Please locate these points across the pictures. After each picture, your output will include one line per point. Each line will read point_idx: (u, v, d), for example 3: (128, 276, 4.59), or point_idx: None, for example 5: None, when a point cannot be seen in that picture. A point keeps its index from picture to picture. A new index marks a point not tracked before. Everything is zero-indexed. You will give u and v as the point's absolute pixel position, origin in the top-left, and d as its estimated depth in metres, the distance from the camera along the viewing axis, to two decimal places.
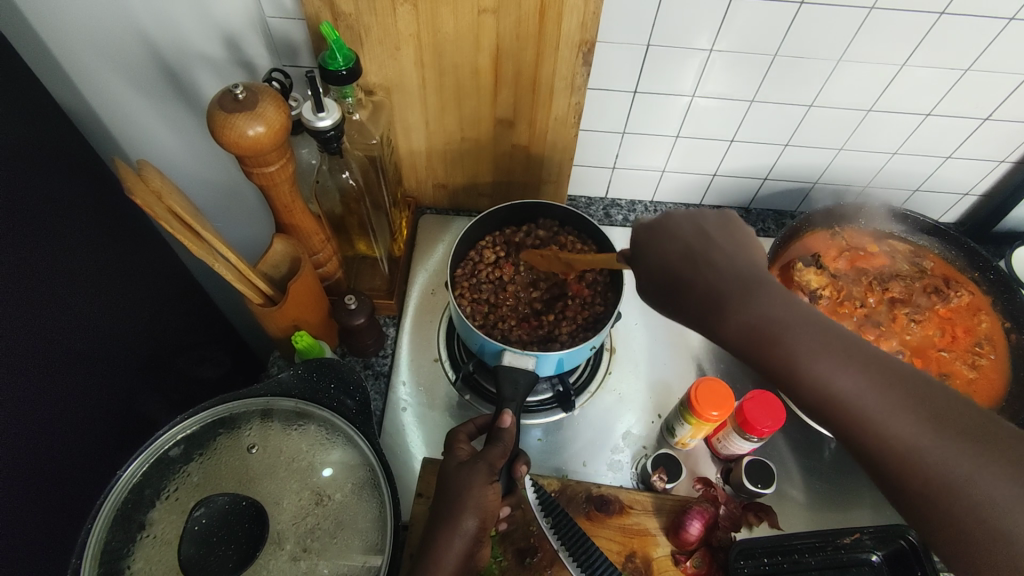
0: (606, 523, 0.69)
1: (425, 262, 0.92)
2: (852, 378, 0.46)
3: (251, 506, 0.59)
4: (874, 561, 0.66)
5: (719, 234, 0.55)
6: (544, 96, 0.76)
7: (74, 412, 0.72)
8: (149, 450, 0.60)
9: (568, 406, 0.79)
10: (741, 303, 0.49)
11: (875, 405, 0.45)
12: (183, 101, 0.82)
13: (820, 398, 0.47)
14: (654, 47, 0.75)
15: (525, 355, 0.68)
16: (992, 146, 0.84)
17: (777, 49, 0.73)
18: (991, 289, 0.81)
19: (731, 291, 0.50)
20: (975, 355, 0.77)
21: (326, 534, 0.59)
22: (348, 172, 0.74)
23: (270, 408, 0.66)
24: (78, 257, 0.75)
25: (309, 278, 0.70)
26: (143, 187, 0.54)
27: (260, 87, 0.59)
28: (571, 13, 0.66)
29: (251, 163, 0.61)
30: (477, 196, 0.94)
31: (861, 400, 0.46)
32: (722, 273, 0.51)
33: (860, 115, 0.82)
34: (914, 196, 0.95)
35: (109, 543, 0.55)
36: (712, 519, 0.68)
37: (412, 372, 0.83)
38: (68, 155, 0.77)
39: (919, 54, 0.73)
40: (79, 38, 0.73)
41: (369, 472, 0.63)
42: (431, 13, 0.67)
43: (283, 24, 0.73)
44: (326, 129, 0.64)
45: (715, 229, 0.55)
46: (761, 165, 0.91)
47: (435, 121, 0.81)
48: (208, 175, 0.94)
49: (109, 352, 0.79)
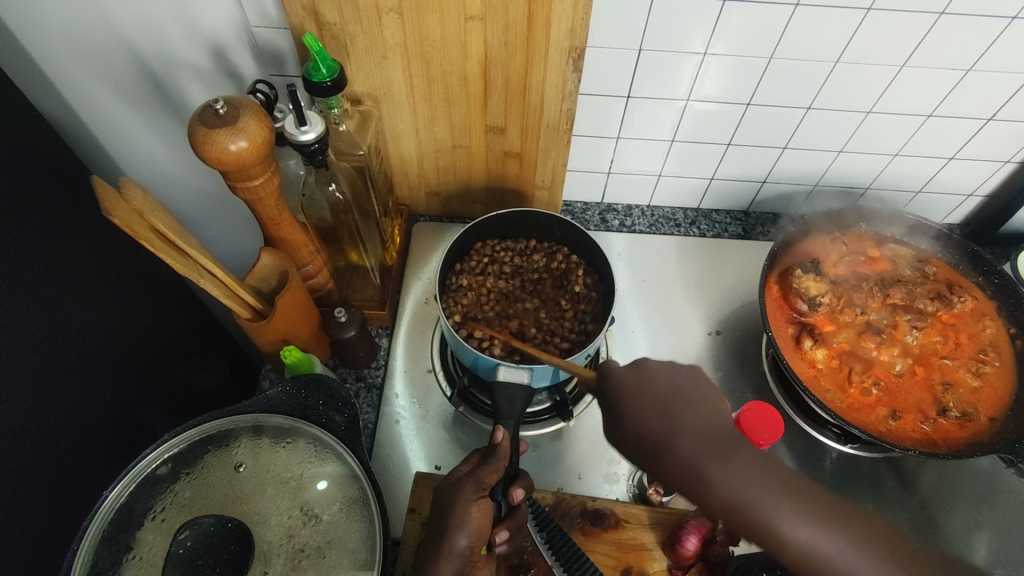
0: (602, 537, 0.68)
1: (419, 271, 0.91)
2: (807, 526, 0.47)
3: (237, 526, 0.59)
4: None
5: (686, 409, 0.53)
6: (535, 103, 0.75)
7: (66, 427, 0.71)
8: (136, 469, 0.59)
9: (565, 414, 0.77)
10: (721, 468, 0.49)
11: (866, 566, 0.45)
12: (171, 112, 0.81)
13: (797, 555, 0.46)
14: (647, 52, 0.73)
15: (519, 368, 0.68)
16: (997, 147, 0.82)
17: (773, 52, 0.72)
18: (996, 294, 0.79)
19: (706, 458, 0.50)
20: (979, 362, 0.75)
21: (314, 553, 0.58)
22: (336, 185, 0.73)
23: (259, 424, 0.65)
24: (70, 272, 0.75)
25: (297, 292, 0.69)
26: (123, 206, 0.53)
27: (241, 101, 0.58)
28: (560, 19, 0.64)
29: (235, 178, 0.60)
30: (472, 204, 0.93)
31: (841, 557, 0.45)
32: (676, 443, 0.51)
33: (860, 117, 0.80)
34: (917, 198, 0.93)
35: (95, 565, 0.54)
36: (710, 533, 0.67)
37: (405, 384, 0.82)
38: (58, 167, 0.76)
39: (919, 55, 0.71)
40: (66, 52, 0.72)
41: (359, 490, 0.62)
42: (417, 20, 0.65)
43: (268, 34, 0.72)
44: (310, 142, 0.63)
45: (683, 403, 0.54)
46: (761, 168, 0.90)
47: (425, 129, 0.79)
48: (198, 185, 0.93)
49: (101, 365, 0.79)
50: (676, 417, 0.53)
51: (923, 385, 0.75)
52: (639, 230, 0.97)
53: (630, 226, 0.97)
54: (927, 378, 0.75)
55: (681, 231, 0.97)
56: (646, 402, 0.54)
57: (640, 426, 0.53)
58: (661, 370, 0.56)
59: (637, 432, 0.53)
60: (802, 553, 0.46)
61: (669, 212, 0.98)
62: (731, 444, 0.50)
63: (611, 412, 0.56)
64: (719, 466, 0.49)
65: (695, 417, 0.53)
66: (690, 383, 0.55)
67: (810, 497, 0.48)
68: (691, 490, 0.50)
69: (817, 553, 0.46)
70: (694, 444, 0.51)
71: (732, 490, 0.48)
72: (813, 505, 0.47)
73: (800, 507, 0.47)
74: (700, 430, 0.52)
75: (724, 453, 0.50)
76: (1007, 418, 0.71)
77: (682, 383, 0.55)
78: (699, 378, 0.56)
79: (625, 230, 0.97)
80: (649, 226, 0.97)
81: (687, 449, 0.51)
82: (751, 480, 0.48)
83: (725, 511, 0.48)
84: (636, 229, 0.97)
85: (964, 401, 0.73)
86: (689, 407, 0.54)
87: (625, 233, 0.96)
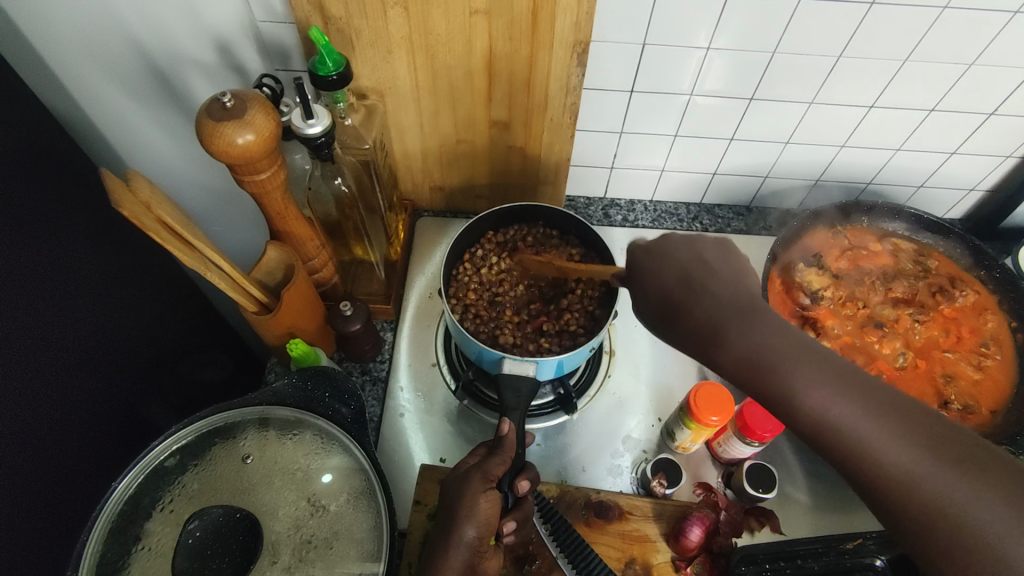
0: (606, 529, 0.69)
1: (423, 265, 0.92)
2: (825, 392, 0.47)
3: (245, 517, 0.59)
4: (879, 565, 0.64)
5: (718, 264, 0.56)
6: (539, 97, 0.75)
7: (73, 421, 0.72)
8: (144, 461, 0.60)
9: (570, 408, 0.78)
10: (740, 332, 0.51)
11: (878, 436, 0.44)
12: (176, 107, 0.82)
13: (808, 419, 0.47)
14: (651, 47, 0.73)
15: (525, 361, 0.68)
16: (998, 141, 0.83)
17: (776, 46, 0.72)
18: (997, 288, 0.80)
19: (723, 321, 0.52)
20: (980, 355, 0.76)
21: (322, 544, 0.58)
22: (341, 179, 0.73)
23: (266, 416, 0.66)
24: (77, 267, 0.75)
25: (303, 285, 0.70)
26: (132, 199, 0.53)
27: (249, 94, 0.58)
28: (564, 14, 0.65)
29: (242, 171, 0.61)
30: (475, 198, 0.93)
31: (857, 428, 0.45)
32: (703, 306, 0.53)
33: (863, 112, 0.80)
34: (919, 192, 0.93)
35: (105, 556, 0.55)
36: (713, 525, 0.67)
37: (410, 378, 0.82)
38: (65, 162, 0.77)
39: (921, 49, 0.71)
40: (72, 48, 0.72)
41: (365, 481, 0.63)
42: (423, 14, 0.65)
43: (273, 28, 0.73)
44: (316, 136, 0.64)
45: (714, 258, 0.56)
46: (763, 163, 0.90)
47: (429, 123, 0.80)
48: (202, 180, 0.94)
49: (108, 359, 0.79)
50: (695, 283, 0.54)
51: (924, 377, 0.76)
52: (642, 225, 0.97)
53: (633, 221, 0.97)
54: (928, 370, 0.76)
55: (683, 226, 0.97)
56: (663, 273, 0.57)
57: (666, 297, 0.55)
58: (685, 245, 0.58)
59: (657, 288, 0.56)
60: (818, 420, 0.47)
61: (671, 207, 0.99)
62: (749, 314, 0.51)
63: (634, 279, 0.59)
64: (745, 337, 0.50)
65: (719, 286, 0.54)
66: (731, 261, 0.56)
67: (829, 360, 0.48)
68: (751, 386, 0.50)
69: (832, 420, 0.46)
70: (718, 306, 0.52)
71: (744, 349, 0.50)
72: (835, 375, 0.47)
73: (824, 379, 0.47)
74: (724, 305, 0.53)
75: (741, 319, 0.51)
76: (1008, 410, 0.72)
77: (705, 252, 0.57)
78: (720, 249, 0.57)
79: (628, 225, 0.97)
80: (652, 221, 0.97)
81: (705, 314, 0.52)
82: (771, 343, 0.49)
83: (737, 368, 0.50)
84: (639, 224, 0.97)
85: (965, 393, 0.74)
86: (713, 276, 0.55)
87: (628, 228, 0.97)
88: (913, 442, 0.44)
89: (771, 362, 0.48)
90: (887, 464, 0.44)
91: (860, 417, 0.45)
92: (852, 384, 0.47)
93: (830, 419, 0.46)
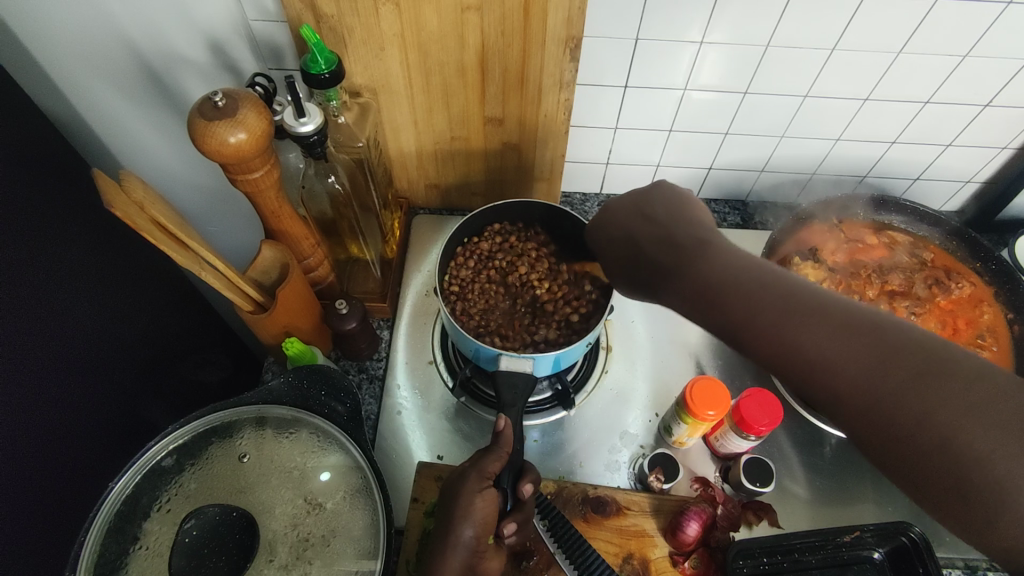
0: (604, 524, 0.69)
1: (419, 263, 0.92)
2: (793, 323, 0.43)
3: (242, 516, 0.59)
4: (875, 558, 0.65)
5: (659, 211, 0.54)
6: (533, 93, 0.75)
7: (70, 422, 0.72)
8: (142, 460, 0.60)
9: (567, 404, 0.78)
10: (711, 267, 0.48)
11: (842, 356, 0.41)
12: (170, 107, 0.82)
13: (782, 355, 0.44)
14: (644, 41, 0.73)
15: (522, 358, 0.68)
16: (994, 133, 0.82)
17: (769, 40, 0.72)
18: (993, 280, 0.80)
19: (662, 259, 0.52)
20: (977, 348, 0.76)
21: (319, 542, 0.59)
22: (335, 176, 0.74)
23: (263, 415, 0.66)
24: (73, 269, 0.75)
25: (298, 284, 0.70)
26: (124, 199, 0.53)
27: (240, 93, 0.58)
28: (557, 9, 0.65)
29: (235, 170, 0.61)
30: (471, 196, 0.93)
31: (849, 372, 0.41)
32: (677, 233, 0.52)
33: (857, 106, 0.80)
34: (914, 185, 0.93)
35: (102, 555, 0.55)
36: (711, 520, 0.67)
37: (407, 375, 0.82)
38: (59, 163, 0.77)
39: (915, 41, 0.71)
40: (64, 49, 0.72)
41: (362, 479, 0.63)
42: (414, 11, 0.65)
43: (266, 28, 0.72)
44: (309, 134, 0.64)
45: (659, 206, 0.55)
46: (758, 157, 0.90)
47: (424, 121, 0.79)
48: (197, 180, 0.94)
49: (105, 361, 0.79)
50: (635, 232, 0.55)
51: None
52: None
53: None
54: None
55: None
56: (615, 222, 0.57)
57: (625, 232, 0.56)
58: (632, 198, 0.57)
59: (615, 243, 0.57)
60: (800, 356, 0.43)
61: None
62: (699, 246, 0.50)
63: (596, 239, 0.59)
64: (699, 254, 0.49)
65: (663, 231, 0.53)
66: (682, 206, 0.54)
67: (839, 317, 0.43)
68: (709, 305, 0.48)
69: (801, 352, 0.43)
70: (669, 250, 0.51)
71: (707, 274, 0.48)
72: (835, 325, 0.42)
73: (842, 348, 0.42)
74: (724, 261, 0.48)
75: (698, 250, 0.50)
76: None
77: (668, 200, 0.55)
78: (677, 202, 0.55)
79: None
80: None
81: (654, 245, 0.53)
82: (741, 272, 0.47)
83: (678, 276, 0.50)
84: None
85: None
86: (653, 225, 0.54)
87: None
88: (893, 370, 0.40)
89: (722, 290, 0.47)
90: (845, 377, 0.41)
91: (825, 342, 0.42)
92: (848, 341, 0.42)
93: (806, 352, 0.42)
